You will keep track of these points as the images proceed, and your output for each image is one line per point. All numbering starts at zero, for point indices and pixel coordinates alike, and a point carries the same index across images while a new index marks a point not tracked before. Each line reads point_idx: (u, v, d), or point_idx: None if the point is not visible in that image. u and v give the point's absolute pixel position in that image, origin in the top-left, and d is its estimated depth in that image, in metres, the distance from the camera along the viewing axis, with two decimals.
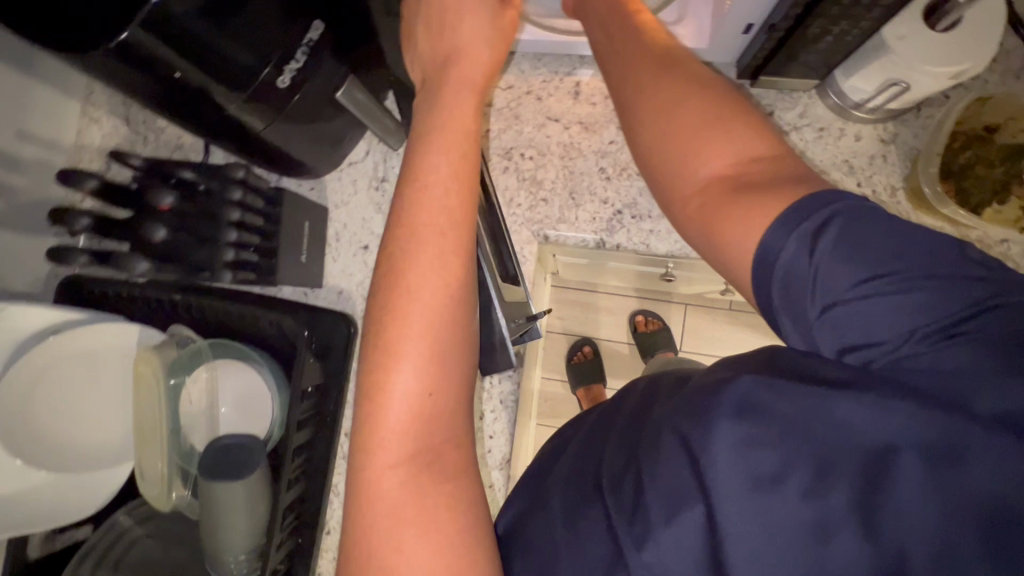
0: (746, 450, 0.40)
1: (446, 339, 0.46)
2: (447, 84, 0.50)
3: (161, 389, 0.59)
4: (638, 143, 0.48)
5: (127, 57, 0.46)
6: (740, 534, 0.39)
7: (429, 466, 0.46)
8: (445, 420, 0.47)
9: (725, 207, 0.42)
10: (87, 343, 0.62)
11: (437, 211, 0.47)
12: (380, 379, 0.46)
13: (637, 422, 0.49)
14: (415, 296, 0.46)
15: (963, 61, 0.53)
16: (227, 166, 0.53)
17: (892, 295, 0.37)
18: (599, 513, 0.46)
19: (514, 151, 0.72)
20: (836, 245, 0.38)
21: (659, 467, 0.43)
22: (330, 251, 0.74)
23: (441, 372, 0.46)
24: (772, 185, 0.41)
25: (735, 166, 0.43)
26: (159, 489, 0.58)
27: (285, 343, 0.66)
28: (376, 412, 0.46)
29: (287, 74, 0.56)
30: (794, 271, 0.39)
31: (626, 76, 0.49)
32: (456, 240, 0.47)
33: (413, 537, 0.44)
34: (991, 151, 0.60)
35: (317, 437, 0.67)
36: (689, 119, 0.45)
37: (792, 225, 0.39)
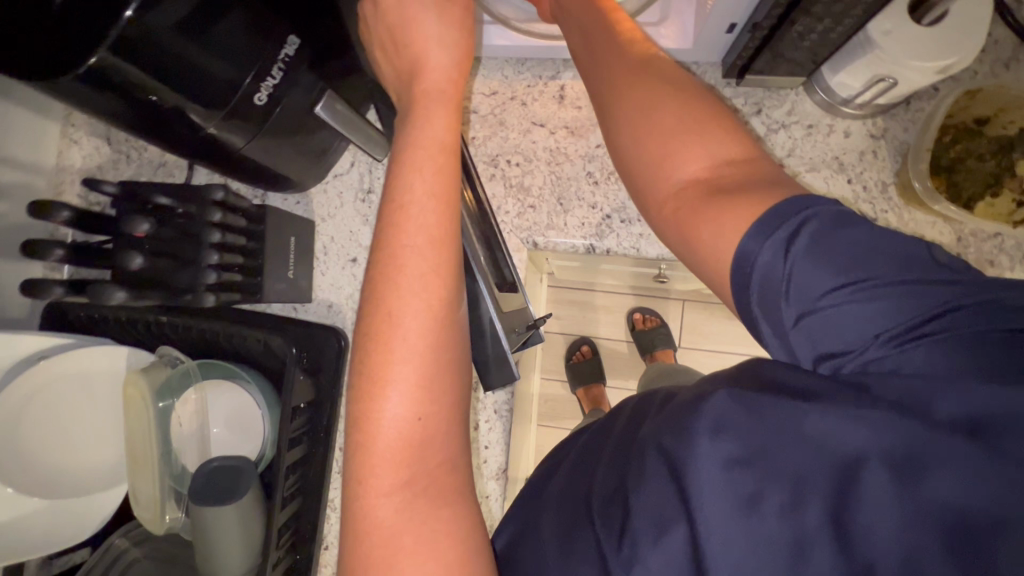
0: (728, 468, 0.39)
1: (433, 361, 0.46)
2: (420, 99, 0.49)
3: (151, 412, 0.58)
4: (617, 149, 0.48)
5: (98, 82, 0.45)
6: (729, 554, 0.38)
7: (416, 489, 0.45)
8: (437, 443, 0.46)
9: (701, 208, 0.42)
10: (74, 368, 0.61)
11: (416, 232, 0.46)
12: (369, 407, 0.45)
13: (627, 435, 0.47)
14: (397, 321, 0.45)
15: (951, 54, 0.52)
16: (203, 188, 0.53)
17: (864, 300, 0.37)
18: (588, 535, 0.44)
19: (501, 158, 0.71)
20: (812, 253, 0.38)
21: (645, 485, 0.42)
22: (319, 264, 0.74)
23: (427, 395, 0.45)
24: (748, 188, 0.41)
25: (712, 169, 0.43)
26: (153, 512, 0.58)
27: (275, 360, 0.65)
28: (363, 438, 0.45)
29: (265, 91, 0.55)
30: (771, 275, 0.39)
31: (605, 85, 0.48)
32: (438, 259, 0.47)
33: (403, 563, 0.43)
34: (982, 145, 0.59)
35: (311, 454, 0.66)
36: (665, 123, 0.44)
37: (768, 231, 0.39)
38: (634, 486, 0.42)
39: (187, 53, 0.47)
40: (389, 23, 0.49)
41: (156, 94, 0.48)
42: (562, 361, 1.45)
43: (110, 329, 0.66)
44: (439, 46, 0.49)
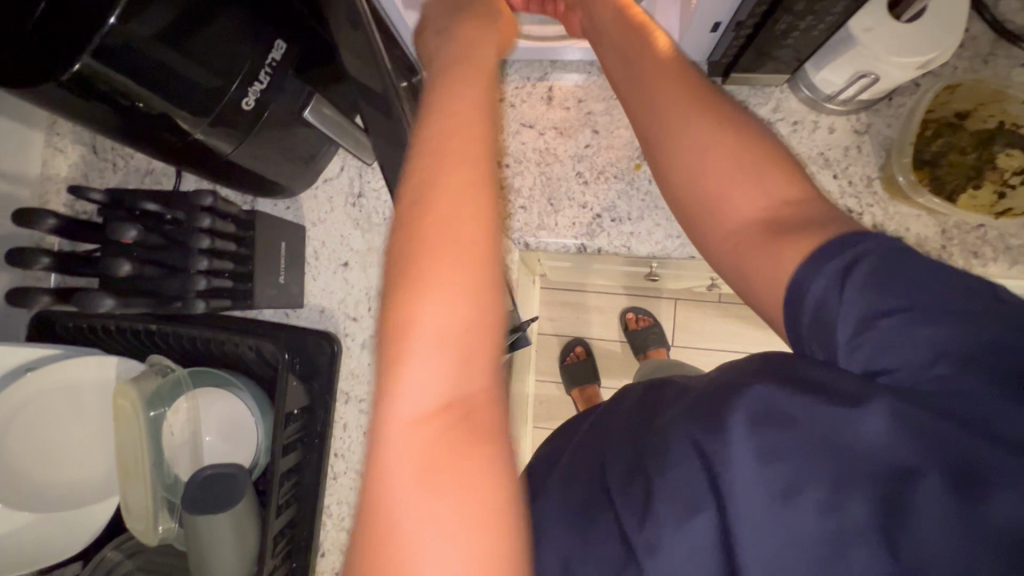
0: (761, 458, 0.40)
1: (473, 260, 0.37)
2: (461, 27, 0.46)
3: (142, 422, 0.57)
4: (664, 173, 0.48)
5: (82, 89, 0.45)
6: (756, 540, 0.39)
7: (452, 433, 0.35)
8: (478, 363, 0.37)
9: (762, 248, 0.43)
10: (63, 379, 0.61)
11: (459, 122, 0.39)
12: (397, 314, 0.36)
13: (644, 417, 0.50)
14: (434, 215, 0.37)
15: (931, 49, 0.53)
16: (192, 195, 0.52)
17: (908, 325, 0.37)
18: (612, 520, 0.46)
19: None
20: (869, 279, 0.38)
21: (666, 470, 0.43)
22: (310, 270, 0.73)
23: (463, 316, 0.37)
24: (805, 227, 0.42)
25: (771, 207, 0.44)
26: (146, 523, 0.57)
27: (267, 367, 0.64)
28: (392, 379, 0.36)
29: (252, 96, 0.54)
30: (824, 305, 0.40)
31: (644, 105, 0.48)
32: (470, 168, 0.38)
33: (433, 526, 0.34)
34: (963, 138, 0.60)
35: (306, 460, 0.66)
36: (723, 163, 0.45)
37: (822, 263, 0.40)
38: (657, 471, 0.43)
39: (171, 58, 0.47)
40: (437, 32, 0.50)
41: (142, 99, 0.48)
42: (556, 363, 1.45)
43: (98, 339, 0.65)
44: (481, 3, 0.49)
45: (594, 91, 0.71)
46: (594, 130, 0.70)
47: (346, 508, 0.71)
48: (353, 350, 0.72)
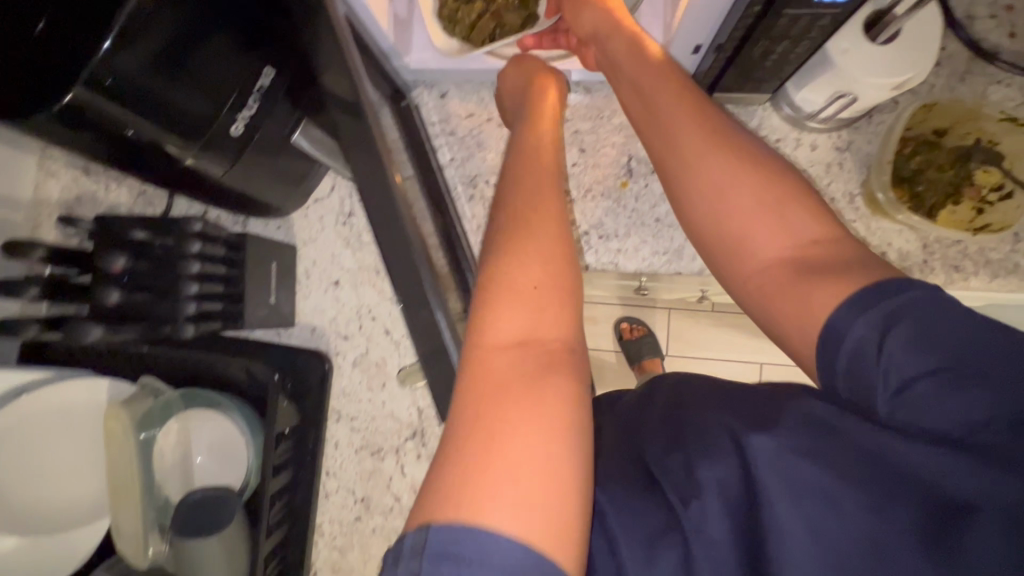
0: (810, 459, 0.38)
1: (553, 224, 0.44)
2: (533, 84, 0.60)
3: (132, 445, 0.58)
4: (684, 214, 0.49)
5: (72, 119, 0.45)
6: (799, 528, 0.37)
7: (536, 364, 0.38)
8: (554, 311, 0.41)
9: (796, 292, 0.42)
10: (54, 403, 0.61)
11: (538, 151, 0.51)
12: (490, 270, 0.42)
13: (677, 414, 0.46)
14: (530, 193, 0.46)
15: (906, 70, 0.54)
16: (181, 219, 0.53)
17: (947, 391, 0.35)
18: (657, 501, 0.41)
19: (480, 179, 0.73)
20: (906, 345, 0.36)
21: (707, 457, 0.41)
22: (301, 289, 0.74)
23: (545, 268, 0.42)
24: (838, 271, 0.41)
25: (795, 249, 0.44)
26: (136, 545, 0.57)
27: (256, 387, 0.65)
28: (488, 318, 0.40)
29: (240, 122, 0.56)
30: (861, 357, 0.38)
31: (664, 146, 0.50)
32: (542, 172, 0.49)
33: (518, 438, 0.35)
34: (942, 155, 0.61)
35: (298, 478, 0.67)
36: (744, 204, 0.45)
37: (866, 311, 0.38)
38: (699, 453, 0.41)
39: (163, 86, 0.48)
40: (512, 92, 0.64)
41: (132, 128, 0.49)
42: None
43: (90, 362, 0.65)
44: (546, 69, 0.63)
45: (581, 110, 0.71)
46: (581, 149, 0.71)
47: (339, 526, 0.71)
48: (345, 369, 0.73)
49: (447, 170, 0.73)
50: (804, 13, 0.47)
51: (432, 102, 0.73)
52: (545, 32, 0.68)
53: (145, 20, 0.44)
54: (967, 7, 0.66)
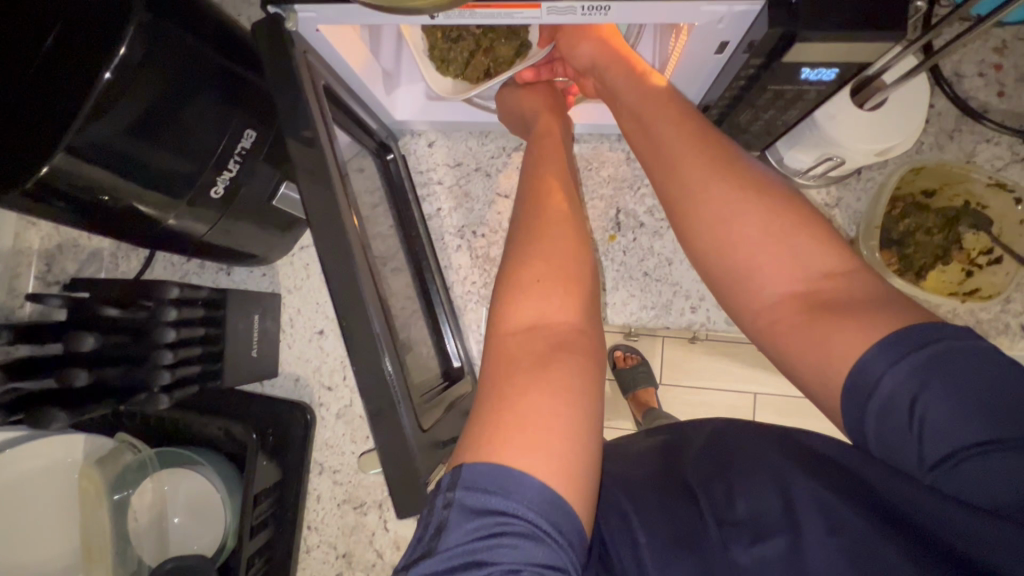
0: (840, 493, 0.38)
1: (574, 219, 0.47)
2: (527, 86, 0.61)
3: (105, 505, 0.56)
4: (686, 235, 0.42)
5: (46, 191, 0.44)
6: (823, 554, 0.36)
7: (547, 345, 0.41)
8: (575, 300, 0.43)
9: (802, 324, 0.37)
10: (26, 465, 0.59)
11: (553, 153, 0.53)
12: (513, 260, 0.44)
13: (719, 453, 0.45)
14: (547, 195, 0.48)
15: (891, 138, 0.54)
16: (157, 286, 0.52)
17: (999, 462, 0.30)
18: (691, 523, 0.41)
19: (467, 229, 0.73)
20: (945, 404, 0.31)
21: (747, 489, 0.41)
22: (286, 337, 0.73)
23: (569, 253, 0.44)
24: (858, 307, 0.35)
25: (807, 280, 0.38)
26: None
27: (235, 446, 0.63)
28: (502, 305, 0.43)
29: (221, 184, 0.55)
30: (891, 407, 0.33)
31: (659, 163, 0.44)
32: (556, 169, 0.51)
33: (534, 403, 0.37)
34: (930, 218, 0.61)
35: (278, 534, 0.66)
36: (753, 228, 0.39)
37: (896, 355, 0.33)
38: (741, 484, 0.42)
39: (142, 153, 0.48)
40: (512, 112, 0.61)
41: (108, 193, 0.48)
42: None
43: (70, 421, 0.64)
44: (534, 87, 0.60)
45: None
46: None
47: None
48: (328, 420, 0.71)
49: (432, 220, 0.73)
50: (788, 89, 0.47)
51: (420, 151, 0.74)
52: (541, 62, 0.61)
53: (126, 86, 0.43)
54: (955, 65, 0.66)
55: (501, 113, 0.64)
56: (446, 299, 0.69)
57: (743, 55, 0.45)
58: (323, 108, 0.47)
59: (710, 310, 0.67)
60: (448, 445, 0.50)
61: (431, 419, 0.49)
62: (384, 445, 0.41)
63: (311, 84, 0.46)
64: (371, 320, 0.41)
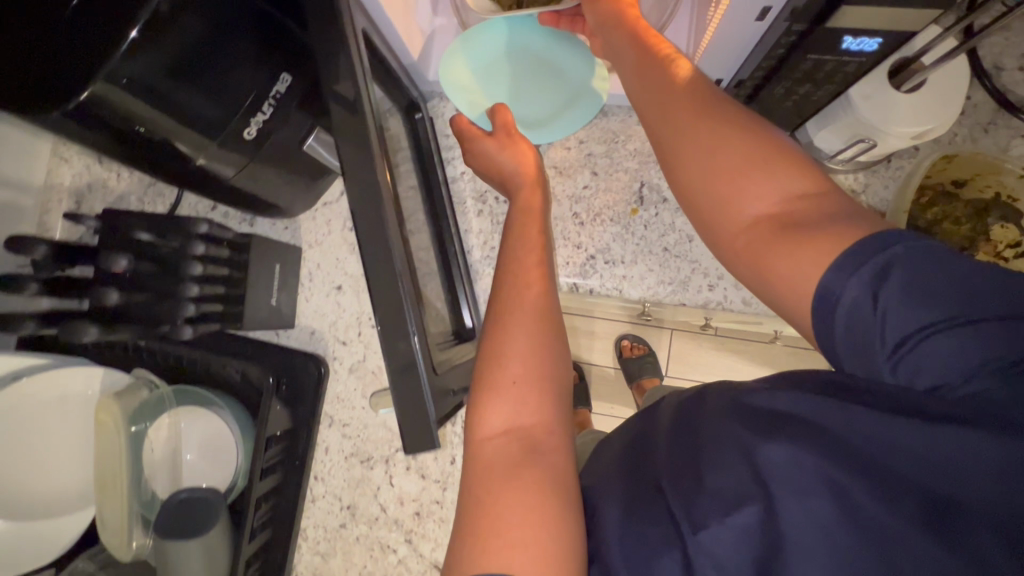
0: (807, 453, 0.37)
1: (550, 299, 0.52)
2: (501, 144, 0.62)
3: (123, 437, 0.58)
4: (671, 170, 0.44)
5: (84, 115, 0.45)
6: (802, 521, 0.36)
7: (521, 448, 0.44)
8: (550, 388, 0.47)
9: (772, 246, 0.38)
10: (50, 390, 0.61)
11: (529, 230, 0.57)
12: (495, 345, 0.48)
13: (686, 436, 0.43)
14: (515, 273, 0.53)
15: (928, 120, 0.53)
16: (187, 221, 0.53)
17: (946, 342, 0.34)
18: (660, 516, 0.41)
19: (489, 194, 0.73)
20: (901, 298, 0.34)
21: (716, 467, 0.39)
22: (304, 291, 0.74)
23: (530, 334, 0.48)
24: (830, 221, 0.37)
25: (782, 205, 0.39)
26: (120, 538, 0.58)
27: (251, 390, 0.65)
28: (478, 411, 0.47)
29: (254, 126, 0.55)
30: (857, 315, 0.36)
31: (655, 106, 0.45)
32: (532, 237, 0.57)
33: (506, 503, 0.41)
34: (959, 206, 0.60)
35: (286, 482, 0.67)
36: (742, 161, 0.40)
37: (853, 267, 0.35)
38: (708, 462, 0.40)
39: (179, 90, 0.48)
40: (483, 153, 0.64)
41: (145, 125, 0.49)
42: None
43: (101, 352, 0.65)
44: (505, 150, 0.62)
45: (596, 132, 0.71)
46: (594, 172, 0.71)
47: (323, 532, 0.71)
48: (341, 374, 0.72)
49: (456, 183, 0.74)
50: (828, 60, 0.47)
51: (448, 114, 0.74)
52: (565, 13, 0.63)
53: (173, 11, 0.43)
54: (996, 57, 0.65)
55: (471, 160, 0.66)
56: (462, 263, 0.70)
57: (784, 22, 0.44)
58: (361, 53, 0.47)
59: (728, 290, 0.67)
60: (456, 395, 0.51)
61: (444, 366, 0.50)
62: (398, 390, 0.41)
63: (352, 29, 0.46)
64: (396, 262, 0.41)
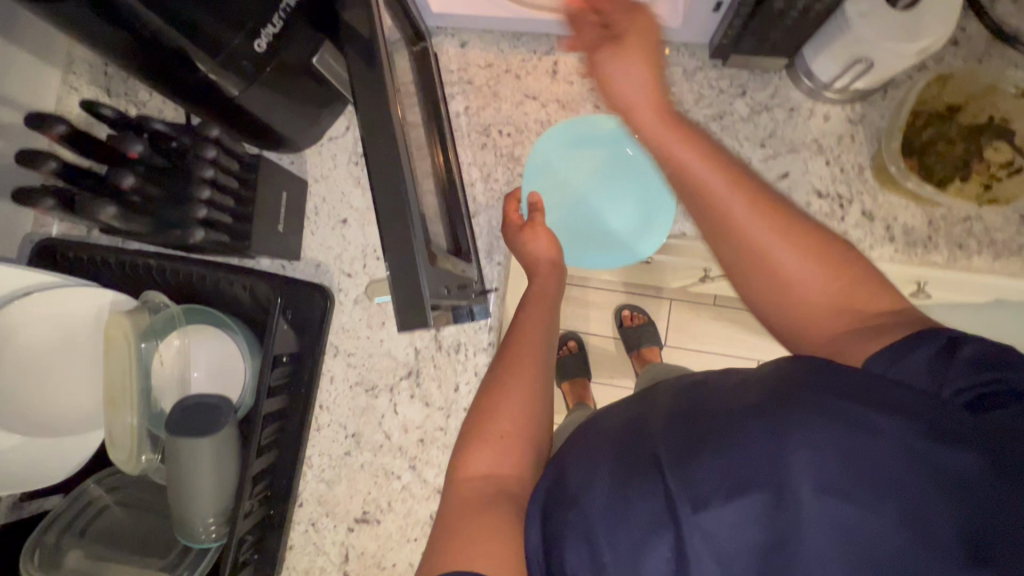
0: (839, 459, 0.41)
1: (540, 363, 0.61)
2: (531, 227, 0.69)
3: (132, 352, 0.59)
4: (742, 274, 0.52)
5: (103, 10, 0.46)
6: (809, 512, 0.41)
7: (497, 492, 0.51)
8: (531, 440, 0.56)
9: (848, 344, 0.46)
10: (58, 308, 0.61)
11: (546, 290, 0.69)
12: (493, 401, 0.57)
13: (696, 426, 0.47)
14: (524, 340, 0.62)
15: (925, 34, 0.53)
16: (203, 126, 0.53)
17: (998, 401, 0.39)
18: (655, 490, 0.46)
19: (493, 128, 0.74)
20: (963, 360, 0.41)
21: (734, 452, 0.44)
22: (309, 225, 0.75)
23: (525, 393, 0.57)
24: (888, 326, 0.45)
25: (845, 310, 0.47)
26: (129, 453, 0.59)
27: (257, 309, 0.66)
28: (466, 455, 0.54)
29: (264, 38, 0.54)
30: (908, 383, 0.43)
31: (720, 215, 0.51)
32: (540, 308, 0.66)
33: (480, 527, 0.47)
34: (953, 129, 0.61)
35: (292, 406, 0.68)
36: (806, 269, 0.49)
37: (910, 355, 0.43)
38: (724, 448, 0.44)
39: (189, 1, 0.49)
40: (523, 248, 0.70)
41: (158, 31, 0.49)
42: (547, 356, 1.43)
43: (110, 272, 0.65)
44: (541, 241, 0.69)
45: None
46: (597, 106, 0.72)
47: (328, 459, 0.72)
48: (346, 306, 0.73)
49: (460, 118, 0.74)
50: None
51: (452, 51, 0.74)
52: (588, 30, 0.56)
53: None
54: None
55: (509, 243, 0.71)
56: (462, 194, 0.70)
57: None
58: None
59: None
60: (451, 294, 0.52)
61: (443, 265, 0.52)
62: (400, 271, 0.44)
63: None
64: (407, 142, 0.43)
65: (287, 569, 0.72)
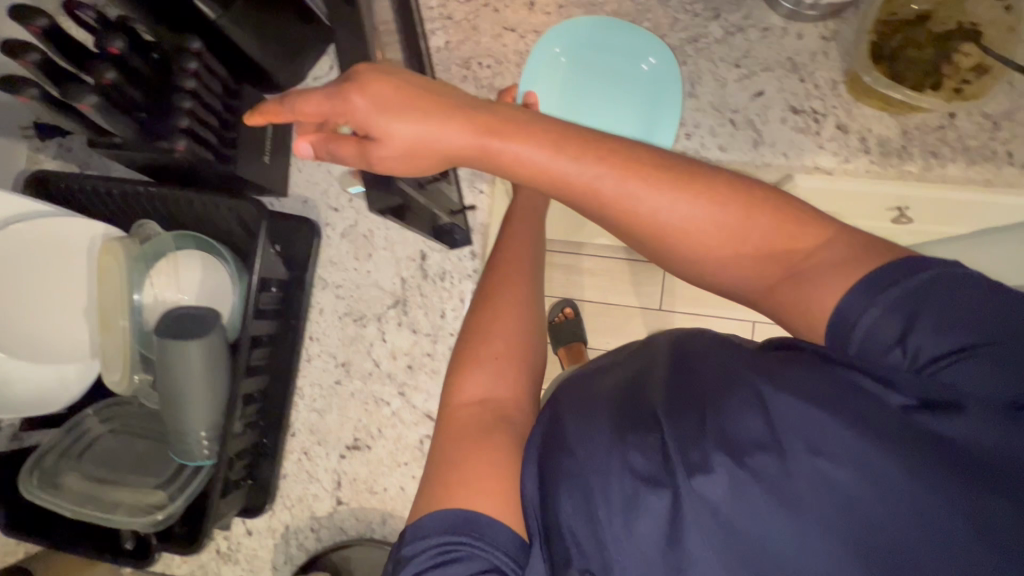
0: (840, 420, 0.38)
1: (528, 288, 0.62)
2: None
3: (126, 277, 0.61)
4: (664, 224, 0.48)
5: None
6: (804, 474, 0.38)
7: (494, 417, 0.52)
8: (525, 367, 0.57)
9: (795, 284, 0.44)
10: (49, 237, 0.63)
11: (528, 218, 0.70)
12: (482, 332, 0.58)
13: (685, 386, 0.44)
14: (511, 270, 0.63)
15: None
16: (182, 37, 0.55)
17: (982, 363, 0.36)
18: (650, 445, 0.42)
19: (473, 61, 0.74)
20: (941, 318, 0.38)
21: (732, 413, 0.40)
22: (296, 161, 0.76)
23: (517, 319, 0.59)
24: (818, 255, 0.44)
25: (776, 241, 0.46)
26: (123, 373, 0.61)
27: (245, 235, 0.67)
28: (459, 383, 0.55)
29: None
30: (876, 334, 0.40)
31: (605, 185, 0.48)
32: (525, 236, 0.67)
33: (485, 457, 0.48)
34: (922, 34, 0.61)
35: (282, 334, 0.71)
36: (722, 212, 0.47)
37: (873, 293, 0.40)
38: (718, 409, 0.41)
39: None
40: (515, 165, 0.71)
41: None
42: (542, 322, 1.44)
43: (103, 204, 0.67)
44: None
45: None
46: None
47: (319, 389, 0.73)
48: (333, 239, 0.75)
49: (440, 53, 0.75)
50: None
51: None
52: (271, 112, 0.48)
53: None
54: None
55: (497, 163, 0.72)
56: None
57: None
58: None
59: (705, 138, 0.70)
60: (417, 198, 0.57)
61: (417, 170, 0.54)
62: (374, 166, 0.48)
63: None
64: None
65: (280, 497, 0.72)
